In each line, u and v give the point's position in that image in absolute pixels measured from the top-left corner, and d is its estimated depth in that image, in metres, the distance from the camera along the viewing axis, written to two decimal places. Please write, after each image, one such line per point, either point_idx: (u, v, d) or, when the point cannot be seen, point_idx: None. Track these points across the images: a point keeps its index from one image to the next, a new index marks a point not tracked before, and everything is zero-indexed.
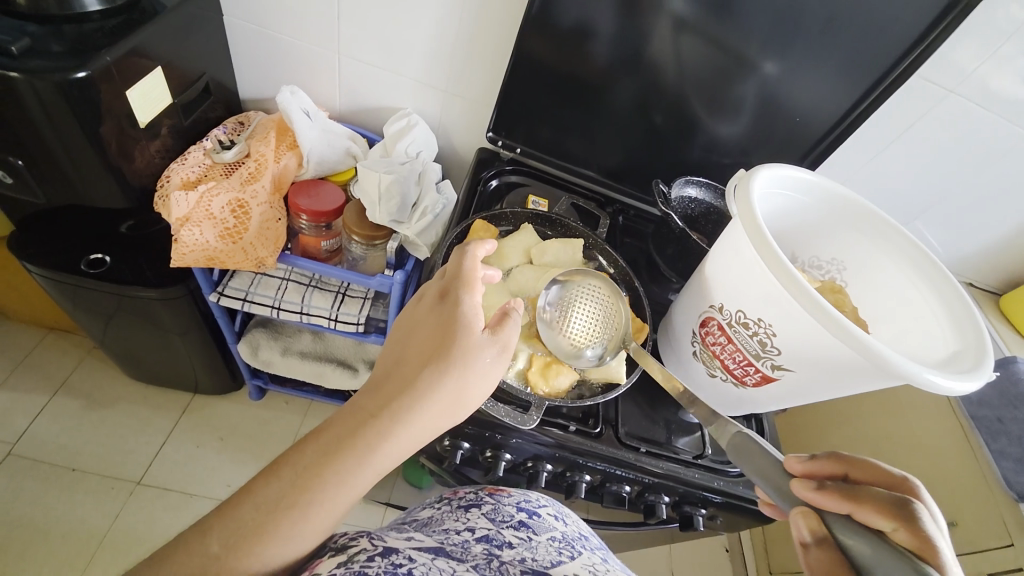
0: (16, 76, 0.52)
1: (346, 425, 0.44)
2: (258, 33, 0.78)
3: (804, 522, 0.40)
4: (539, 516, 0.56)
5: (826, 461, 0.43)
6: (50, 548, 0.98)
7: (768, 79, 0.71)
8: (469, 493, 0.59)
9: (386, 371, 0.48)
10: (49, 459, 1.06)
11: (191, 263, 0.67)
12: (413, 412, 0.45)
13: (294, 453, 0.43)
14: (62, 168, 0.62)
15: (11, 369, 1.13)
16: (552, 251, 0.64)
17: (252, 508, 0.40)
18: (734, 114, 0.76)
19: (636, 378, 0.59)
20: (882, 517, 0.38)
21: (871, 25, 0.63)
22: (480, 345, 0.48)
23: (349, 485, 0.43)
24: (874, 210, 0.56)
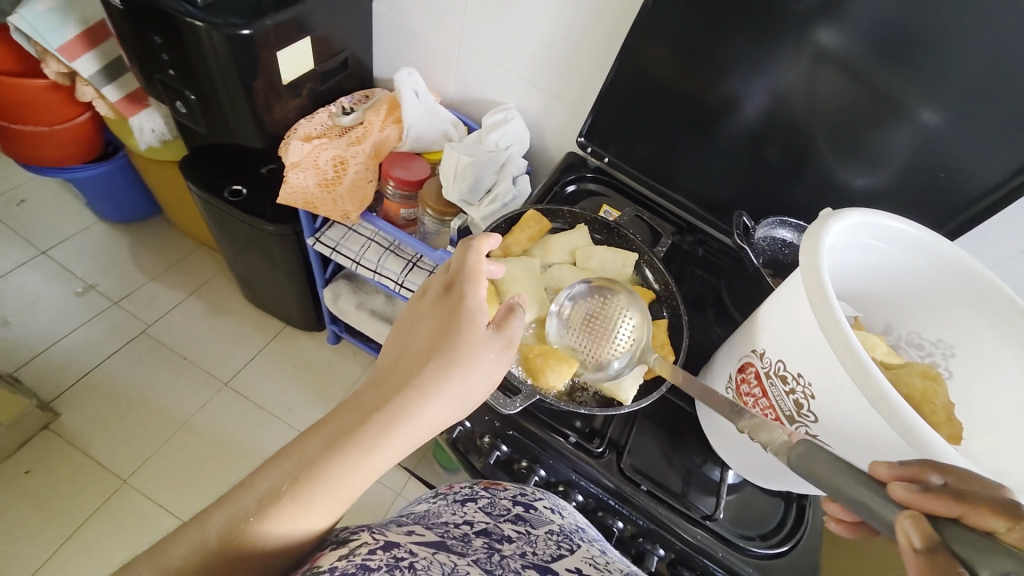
0: (200, 26, 0.66)
1: (353, 414, 0.40)
2: (398, 21, 0.88)
3: (913, 528, 0.28)
4: (535, 508, 0.54)
5: (913, 460, 0.31)
6: (152, 414, 1.21)
7: (929, 131, 0.60)
8: (465, 488, 0.57)
9: (389, 364, 0.44)
10: (171, 344, 1.30)
11: (291, 202, 0.78)
12: (423, 404, 0.41)
13: (295, 445, 0.38)
14: (220, 105, 0.77)
15: (167, 267, 1.42)
16: (598, 257, 0.64)
17: (253, 501, 0.35)
18: (878, 164, 0.66)
19: (642, 404, 0.54)
20: (1000, 518, 0.27)
21: None
22: (485, 339, 0.46)
23: (357, 479, 0.38)
24: (1002, 289, 0.45)
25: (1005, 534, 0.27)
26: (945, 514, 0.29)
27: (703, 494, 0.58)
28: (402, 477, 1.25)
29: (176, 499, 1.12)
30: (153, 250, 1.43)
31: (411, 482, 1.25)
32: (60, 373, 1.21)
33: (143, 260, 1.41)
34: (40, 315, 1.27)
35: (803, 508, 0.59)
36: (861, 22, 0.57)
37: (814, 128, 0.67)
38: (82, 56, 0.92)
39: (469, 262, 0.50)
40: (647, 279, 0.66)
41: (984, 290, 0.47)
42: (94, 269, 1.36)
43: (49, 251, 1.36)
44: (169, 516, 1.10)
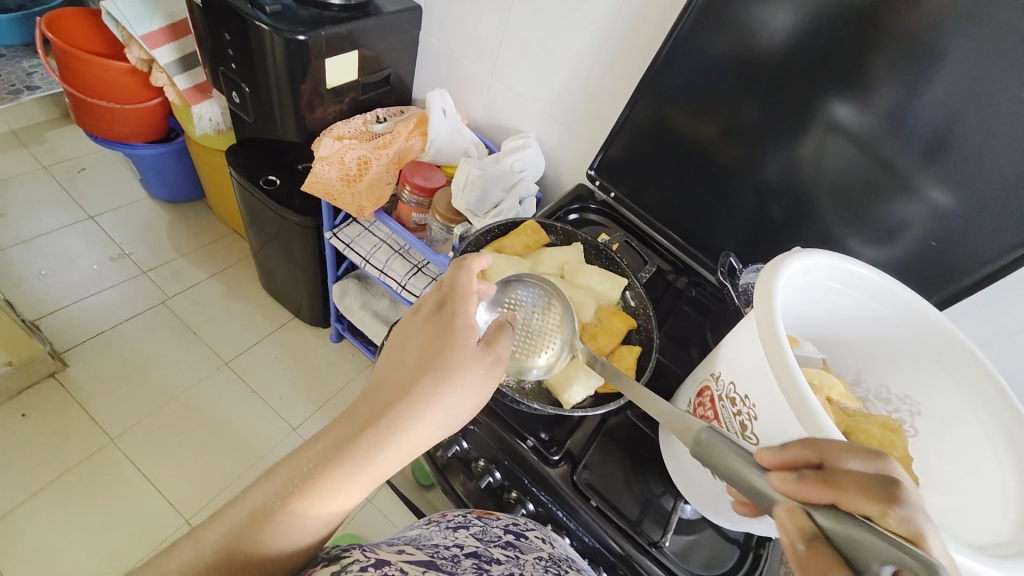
0: (264, 29, 0.75)
1: (345, 429, 0.43)
2: (441, 50, 0.98)
3: (788, 520, 0.30)
4: (526, 537, 0.54)
5: (794, 443, 0.32)
6: (151, 382, 1.25)
7: (939, 210, 0.62)
8: (457, 517, 0.58)
9: (383, 380, 0.47)
10: (183, 319, 1.37)
11: (314, 191, 0.83)
12: (414, 419, 0.44)
13: (291, 460, 0.41)
14: (269, 98, 0.85)
15: (197, 247, 1.51)
16: (587, 275, 0.66)
17: (245, 515, 0.38)
18: (886, 237, 0.67)
19: (598, 412, 0.55)
20: (872, 502, 0.28)
21: None
22: (474, 355, 0.48)
23: (349, 491, 0.41)
24: (969, 347, 0.45)
25: (879, 518, 0.27)
26: (822, 502, 0.29)
27: (654, 525, 0.56)
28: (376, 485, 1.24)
29: (156, 468, 1.14)
30: (188, 230, 1.53)
31: (384, 491, 1.24)
32: (79, 330, 1.28)
33: (177, 237, 1.51)
34: (74, 272, 1.37)
35: (759, 555, 0.56)
36: (862, 90, 0.61)
37: (812, 186, 0.69)
38: (162, 46, 1.05)
39: (461, 281, 0.52)
40: (627, 303, 0.68)
41: (948, 346, 0.47)
42: (131, 239, 1.46)
43: (96, 217, 1.48)
44: (146, 485, 1.12)
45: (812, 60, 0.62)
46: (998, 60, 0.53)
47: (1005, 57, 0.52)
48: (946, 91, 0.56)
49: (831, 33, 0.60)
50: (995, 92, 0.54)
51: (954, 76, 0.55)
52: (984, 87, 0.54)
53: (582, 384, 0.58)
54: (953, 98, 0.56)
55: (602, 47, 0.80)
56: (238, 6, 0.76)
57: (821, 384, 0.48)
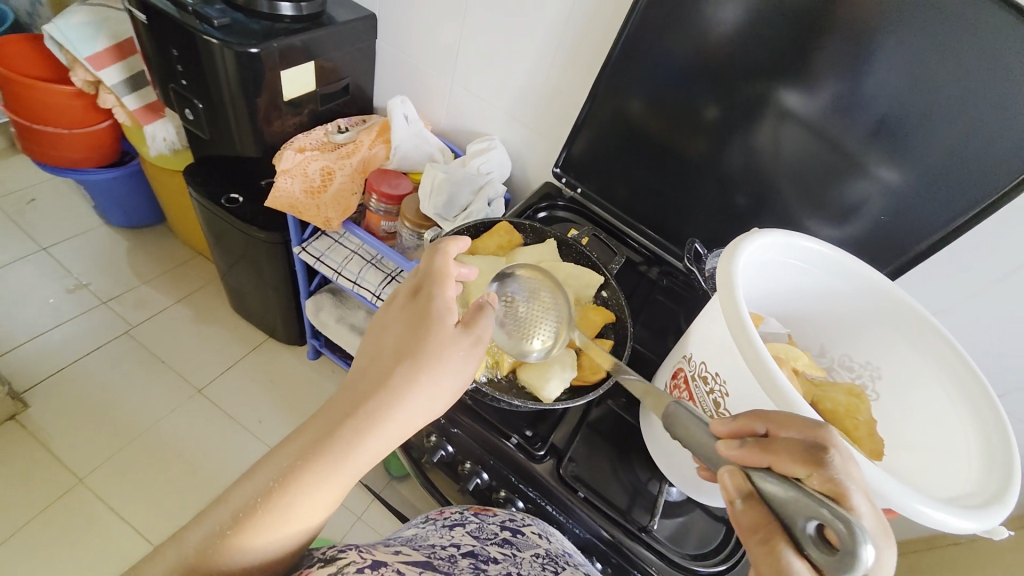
0: (214, 42, 0.73)
1: (323, 423, 0.43)
2: (399, 57, 0.97)
3: (731, 481, 0.36)
4: (522, 533, 0.55)
5: (743, 416, 0.38)
6: (120, 416, 1.20)
7: (891, 188, 0.65)
8: (454, 514, 0.59)
9: (362, 371, 0.47)
10: (151, 348, 1.32)
11: (278, 204, 0.79)
12: (394, 407, 0.44)
13: (271, 457, 0.42)
14: (224, 113, 0.83)
15: (160, 272, 1.46)
16: (564, 270, 0.67)
17: (227, 516, 0.39)
18: (843, 221, 0.70)
19: (572, 404, 0.54)
20: (800, 465, 0.34)
21: (1002, 142, 0.57)
22: (452, 338, 0.48)
23: (331, 485, 0.41)
24: (920, 312, 0.48)
25: (805, 478, 0.34)
26: (761, 465, 0.36)
27: (642, 510, 0.57)
28: (365, 501, 1.22)
29: (131, 504, 1.09)
30: (150, 256, 1.48)
31: (374, 506, 1.22)
32: (38, 367, 1.22)
33: (138, 264, 1.46)
34: (29, 308, 1.30)
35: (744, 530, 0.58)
36: (806, 74, 0.64)
37: (768, 168, 0.72)
38: (108, 67, 1.01)
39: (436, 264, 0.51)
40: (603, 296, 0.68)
41: (902, 312, 0.49)
42: (89, 269, 1.40)
43: (49, 249, 1.41)
44: (121, 522, 1.07)
45: (757, 48, 0.65)
46: (927, 39, 0.56)
47: (932, 36, 0.55)
48: (883, 71, 0.59)
49: (773, 21, 0.62)
50: (927, 67, 0.57)
51: (888, 57, 0.58)
52: (917, 63, 0.57)
53: (557, 378, 0.56)
54: (888, 76, 0.59)
55: (558, 47, 0.81)
56: (183, 21, 0.74)
57: (787, 357, 0.50)
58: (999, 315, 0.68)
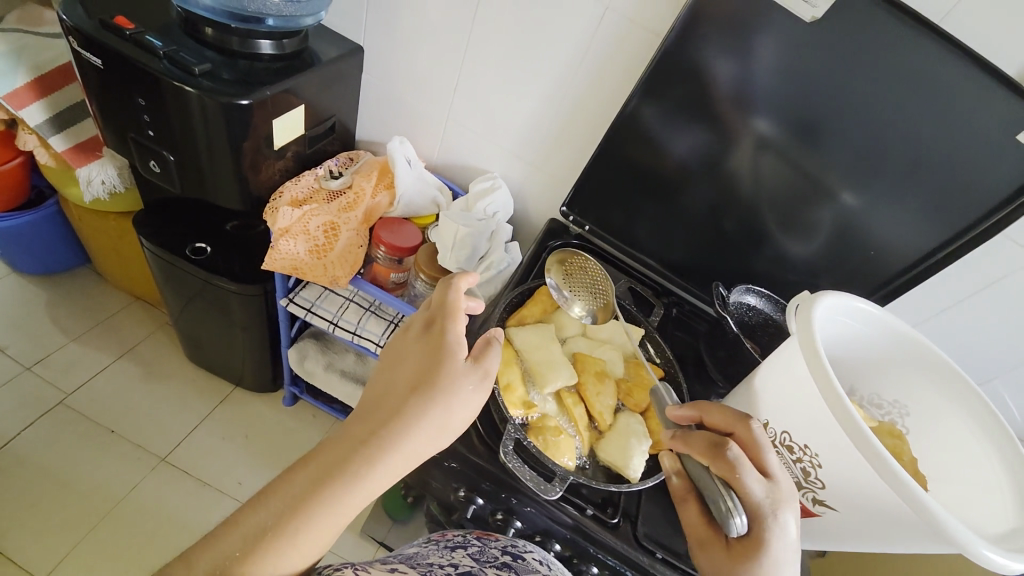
0: (190, 91, 0.65)
1: (338, 450, 0.42)
2: (385, 89, 0.91)
3: (669, 461, 0.49)
4: (522, 559, 0.54)
5: (683, 410, 0.50)
6: (70, 502, 1.04)
7: (844, 208, 0.74)
8: (457, 535, 0.58)
9: (375, 399, 0.46)
10: (94, 417, 1.15)
11: (278, 267, 0.74)
12: (407, 438, 0.43)
13: (282, 482, 0.41)
14: (199, 165, 0.73)
15: (90, 326, 1.26)
16: (607, 328, 0.68)
17: (237, 540, 0.38)
18: (807, 235, 0.79)
19: (653, 483, 0.54)
20: (703, 457, 0.45)
21: (972, 186, 0.67)
22: (464, 371, 0.47)
23: (339, 512, 0.40)
24: (945, 360, 0.54)
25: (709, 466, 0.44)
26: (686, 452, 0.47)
27: None
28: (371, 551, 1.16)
29: None
30: (75, 308, 1.28)
31: None
32: None
33: (62, 319, 1.25)
34: None
35: None
36: (809, 130, 0.70)
37: (774, 207, 0.77)
38: (30, 105, 0.85)
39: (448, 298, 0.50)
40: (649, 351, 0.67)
41: (930, 359, 0.55)
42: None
43: None
44: None
45: (764, 103, 0.69)
46: (914, 102, 0.63)
47: (918, 101, 0.63)
48: (878, 126, 0.66)
49: (779, 81, 0.67)
50: (914, 126, 0.65)
51: (882, 115, 0.65)
52: (906, 121, 0.65)
53: (639, 452, 0.56)
54: (882, 130, 0.66)
55: (564, 90, 0.80)
56: (159, 71, 0.65)
57: None
58: (963, 327, 0.80)
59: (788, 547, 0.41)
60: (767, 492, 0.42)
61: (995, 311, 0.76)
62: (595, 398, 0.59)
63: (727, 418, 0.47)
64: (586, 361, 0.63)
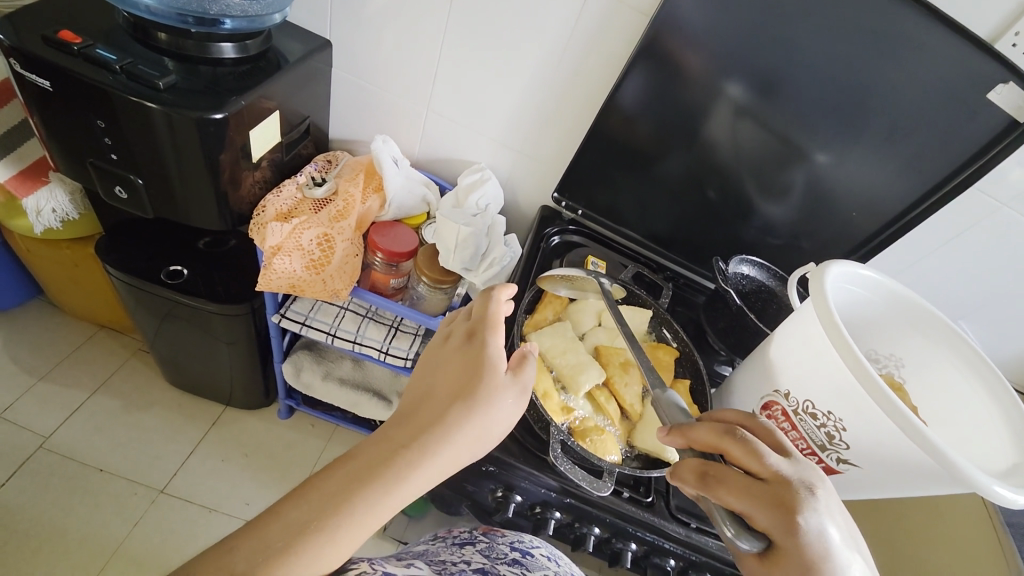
0: (156, 108, 0.60)
1: (379, 450, 0.43)
2: (356, 84, 0.86)
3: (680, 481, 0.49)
4: (532, 555, 0.56)
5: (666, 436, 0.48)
6: (68, 549, 0.98)
7: (826, 170, 0.77)
8: (464, 532, 0.60)
9: (415, 404, 0.47)
10: (79, 458, 1.08)
11: (275, 288, 0.71)
12: (447, 444, 0.44)
13: (323, 477, 0.41)
14: (173, 185, 0.68)
15: (56, 363, 1.18)
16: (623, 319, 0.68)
17: (279, 533, 0.38)
18: (790, 199, 0.82)
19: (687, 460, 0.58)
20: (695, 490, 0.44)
21: (945, 142, 0.70)
22: (503, 385, 0.48)
23: (376, 513, 0.41)
24: (937, 314, 0.58)
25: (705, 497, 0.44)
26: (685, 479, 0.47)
27: None
28: None
29: None
30: (37, 346, 1.19)
31: None
32: None
33: (24, 358, 1.17)
34: None
35: None
36: (797, 102, 0.71)
37: (760, 175, 0.80)
38: None
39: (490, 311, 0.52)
40: (666, 338, 0.70)
41: (922, 313, 0.59)
42: None
43: None
44: None
45: (748, 75, 0.70)
46: (889, 66, 0.66)
47: (894, 65, 0.66)
48: (858, 91, 0.69)
49: (762, 54, 0.68)
50: (890, 90, 0.68)
51: (860, 80, 0.68)
52: (882, 84, 0.67)
53: None
54: (859, 95, 0.69)
55: (548, 74, 0.78)
56: (116, 88, 0.60)
57: None
58: (937, 274, 0.86)
59: (826, 546, 0.39)
60: (775, 502, 0.40)
61: (964, 257, 0.82)
62: (624, 390, 0.61)
63: (710, 435, 0.44)
64: (609, 351, 0.65)
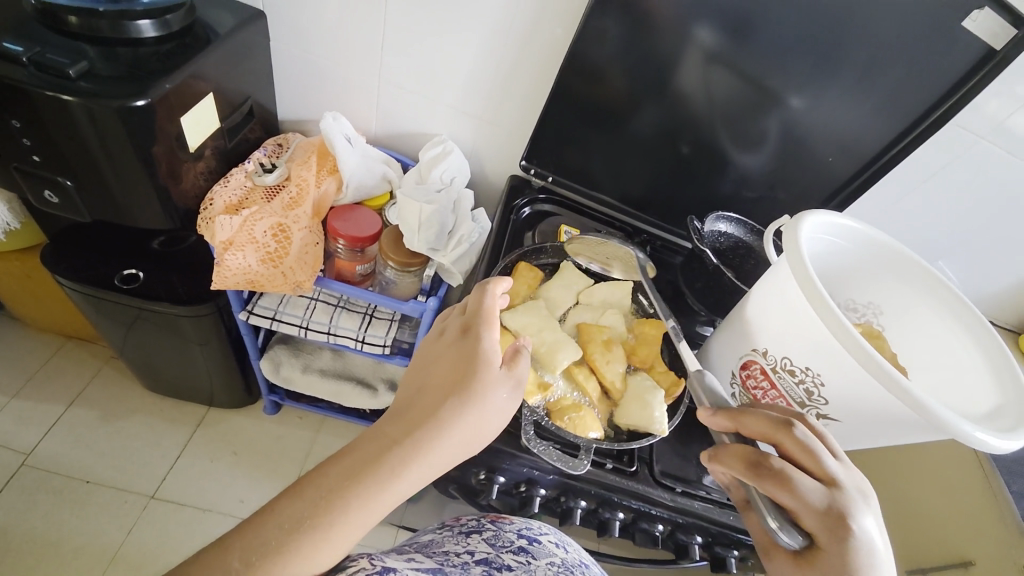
0: (73, 100, 0.55)
1: (371, 448, 0.42)
2: (300, 58, 0.80)
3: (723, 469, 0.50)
4: (538, 541, 0.56)
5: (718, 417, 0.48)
6: (62, 561, 0.97)
7: (789, 112, 0.74)
8: (471, 520, 0.60)
9: (408, 399, 0.45)
10: (62, 471, 1.06)
11: (232, 286, 0.67)
12: (439, 441, 0.43)
13: (318, 473, 0.41)
14: (109, 185, 0.63)
15: (25, 379, 1.14)
16: (599, 291, 0.65)
17: (273, 530, 0.37)
18: (757, 146, 0.79)
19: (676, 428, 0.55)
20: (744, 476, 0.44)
21: (924, 76, 0.67)
22: (497, 379, 0.46)
23: (370, 511, 0.40)
24: (915, 259, 0.57)
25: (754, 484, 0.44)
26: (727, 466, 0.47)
27: None
28: None
29: None
30: (2, 363, 1.15)
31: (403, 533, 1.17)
32: None
33: None
34: None
35: None
36: (772, 43, 0.67)
37: (731, 126, 0.77)
38: None
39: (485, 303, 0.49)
40: (642, 305, 0.68)
41: (900, 259, 0.58)
42: None
43: None
44: None
45: (716, 16, 0.65)
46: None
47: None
48: (830, 27, 0.65)
49: None
50: (861, 24, 0.64)
51: (833, 16, 0.64)
52: (856, 18, 0.63)
53: (658, 404, 0.56)
54: (834, 32, 0.65)
55: (503, 32, 0.73)
56: (24, 82, 0.54)
57: None
58: (917, 215, 0.84)
59: (868, 552, 0.39)
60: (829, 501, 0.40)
61: (944, 194, 0.81)
62: (606, 367, 0.59)
63: (768, 427, 0.45)
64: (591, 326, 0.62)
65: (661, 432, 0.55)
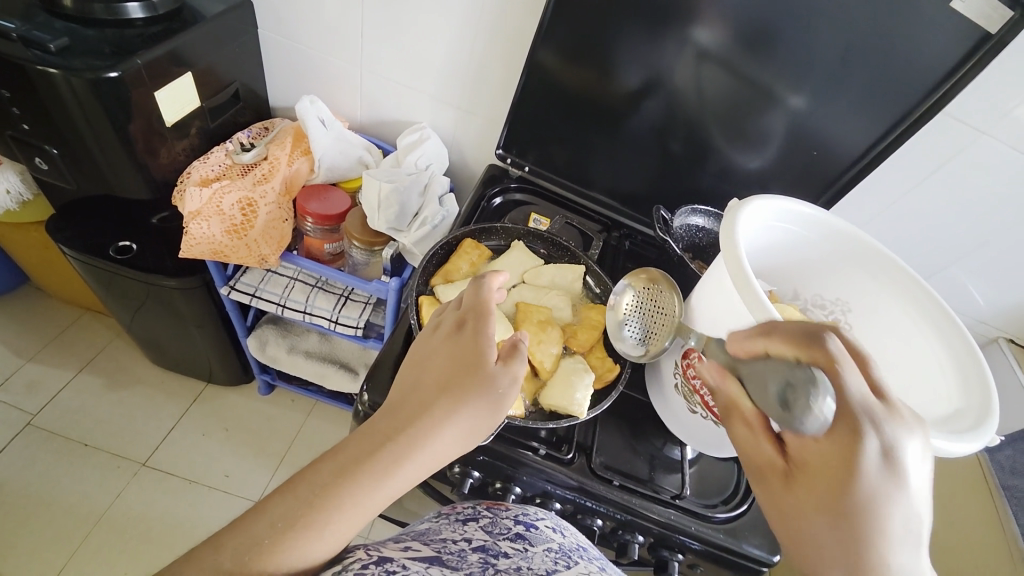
0: (56, 72, 0.59)
1: (363, 444, 0.41)
2: (287, 46, 0.83)
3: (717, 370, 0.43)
4: (536, 528, 0.50)
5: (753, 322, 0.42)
6: (56, 517, 1.04)
7: (797, 113, 0.70)
8: (468, 507, 0.54)
9: (402, 395, 0.45)
10: (65, 432, 1.13)
11: (197, 254, 0.71)
12: (432, 438, 0.42)
13: (311, 470, 0.40)
14: (93, 155, 0.68)
15: (43, 345, 1.23)
16: (548, 274, 0.65)
17: (266, 527, 0.37)
18: (762, 145, 0.75)
19: (596, 414, 0.54)
20: (787, 348, 0.37)
21: (913, 63, 0.62)
22: (490, 375, 0.44)
23: (364, 508, 0.39)
24: (884, 252, 0.53)
25: (792, 356, 0.37)
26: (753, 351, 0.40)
27: (668, 475, 0.61)
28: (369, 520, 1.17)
29: None
30: (24, 330, 1.24)
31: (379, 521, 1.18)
32: None
33: (13, 341, 1.22)
34: None
35: None
36: (746, 29, 0.64)
37: (708, 117, 0.74)
38: None
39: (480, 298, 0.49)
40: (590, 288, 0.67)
41: (869, 251, 0.54)
42: None
43: None
44: None
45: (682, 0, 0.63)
46: None
47: None
48: (806, 13, 0.61)
49: None
50: (838, 7, 0.60)
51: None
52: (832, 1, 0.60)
53: (583, 386, 0.56)
54: (810, 16, 0.61)
55: (473, 19, 0.73)
56: (13, 54, 0.59)
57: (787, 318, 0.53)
58: (917, 215, 0.78)
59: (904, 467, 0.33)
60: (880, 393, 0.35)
61: (946, 194, 0.74)
62: (537, 347, 0.57)
63: (794, 347, 0.37)
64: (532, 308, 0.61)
65: (581, 416, 0.55)
